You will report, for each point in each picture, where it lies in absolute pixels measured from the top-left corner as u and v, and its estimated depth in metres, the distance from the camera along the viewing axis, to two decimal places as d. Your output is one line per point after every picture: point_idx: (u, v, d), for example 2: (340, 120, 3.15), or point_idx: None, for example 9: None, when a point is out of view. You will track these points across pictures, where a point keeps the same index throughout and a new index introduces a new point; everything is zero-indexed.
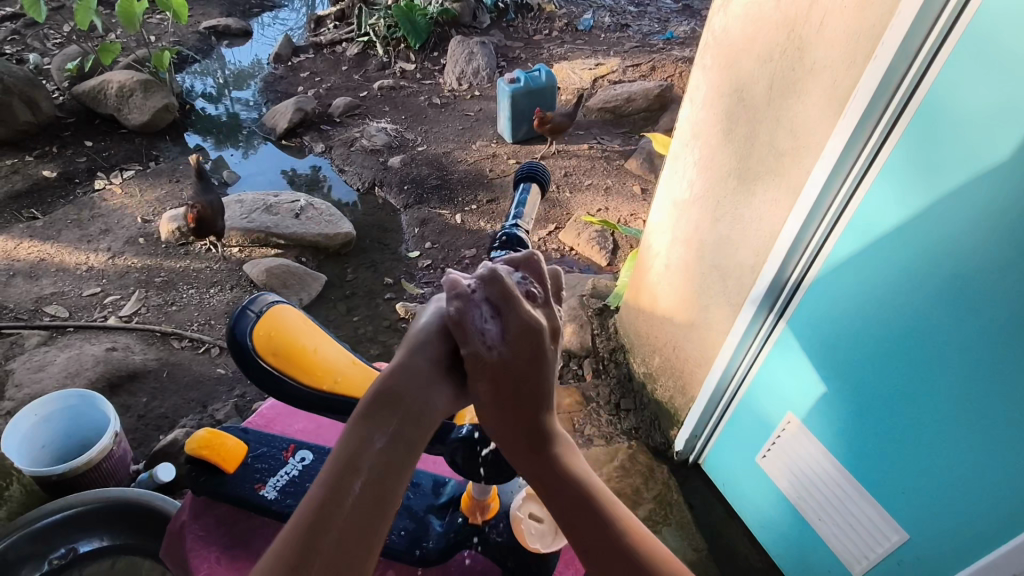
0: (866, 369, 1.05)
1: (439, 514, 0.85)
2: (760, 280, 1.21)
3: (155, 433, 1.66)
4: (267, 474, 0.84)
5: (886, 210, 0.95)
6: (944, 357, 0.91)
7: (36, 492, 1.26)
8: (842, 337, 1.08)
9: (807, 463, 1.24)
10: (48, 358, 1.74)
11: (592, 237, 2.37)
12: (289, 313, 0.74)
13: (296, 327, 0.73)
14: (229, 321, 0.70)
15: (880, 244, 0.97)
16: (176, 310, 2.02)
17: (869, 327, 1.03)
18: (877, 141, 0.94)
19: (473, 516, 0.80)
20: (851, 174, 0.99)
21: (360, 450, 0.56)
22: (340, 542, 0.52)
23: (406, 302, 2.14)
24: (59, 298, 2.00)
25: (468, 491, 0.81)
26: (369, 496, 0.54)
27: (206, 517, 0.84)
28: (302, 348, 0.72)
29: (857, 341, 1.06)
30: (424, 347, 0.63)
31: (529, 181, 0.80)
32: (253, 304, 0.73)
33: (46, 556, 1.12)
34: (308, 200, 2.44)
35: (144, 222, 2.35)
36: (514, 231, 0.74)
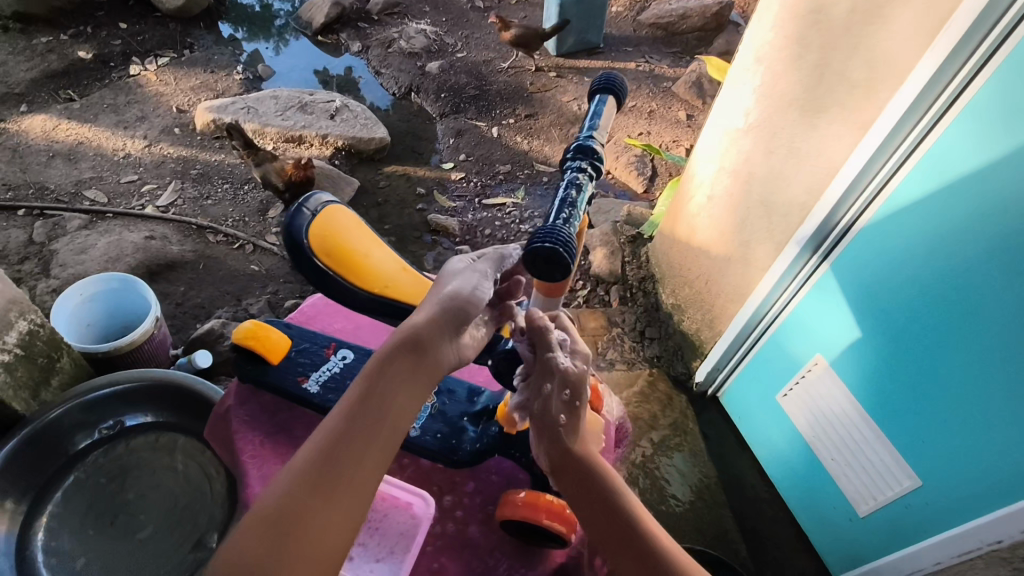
0: (901, 316, 1.05)
1: (473, 422, 0.89)
2: (809, 221, 1.18)
3: (193, 321, 1.72)
4: (309, 367, 0.87)
5: (957, 155, 0.90)
6: (984, 309, 0.90)
7: (84, 368, 1.33)
8: (886, 284, 1.06)
9: (828, 405, 1.26)
10: (90, 241, 1.79)
11: (631, 161, 2.31)
12: (342, 214, 0.75)
13: (348, 229, 0.75)
14: (285, 219, 0.72)
15: (943, 190, 0.93)
16: (212, 203, 2.03)
17: (908, 276, 1.02)
18: (965, 77, 0.87)
19: (507, 425, 0.83)
20: (928, 112, 0.93)
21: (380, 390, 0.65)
22: (357, 469, 0.61)
23: (438, 215, 2.14)
24: (98, 183, 2.01)
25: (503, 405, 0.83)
26: (381, 434, 0.64)
27: (248, 404, 0.87)
28: (354, 250, 0.74)
29: (899, 290, 1.04)
30: (456, 307, 0.68)
31: (606, 93, 0.73)
32: (307, 204, 0.75)
33: (96, 425, 1.21)
34: (344, 100, 2.40)
35: (179, 112, 2.33)
36: (586, 145, 0.69)
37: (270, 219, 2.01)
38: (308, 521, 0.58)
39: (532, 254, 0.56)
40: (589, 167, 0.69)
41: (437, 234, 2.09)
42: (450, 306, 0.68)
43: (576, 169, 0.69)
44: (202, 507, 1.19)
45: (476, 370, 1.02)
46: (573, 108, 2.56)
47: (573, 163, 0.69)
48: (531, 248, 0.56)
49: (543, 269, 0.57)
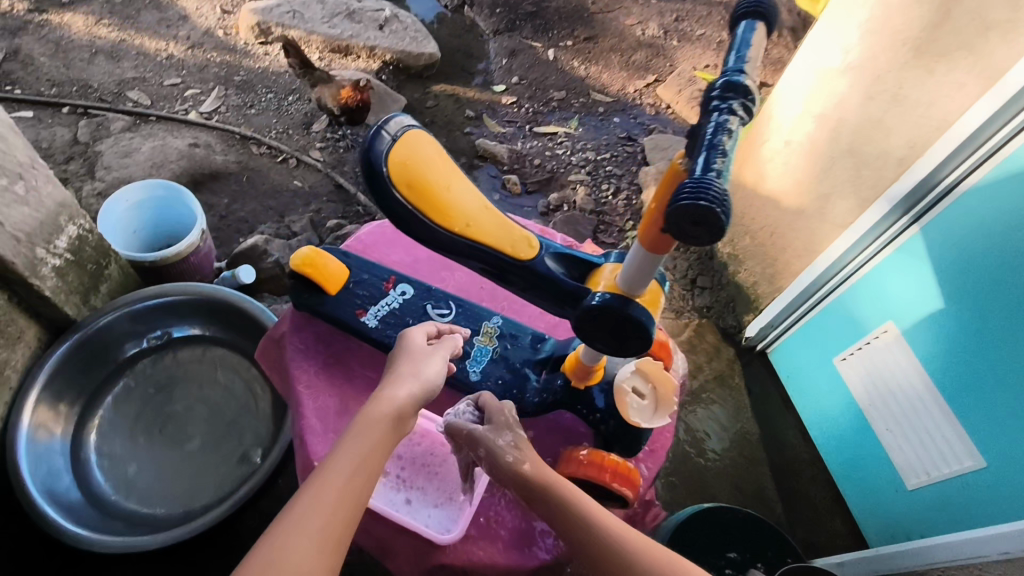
0: (998, 288, 0.96)
1: (536, 370, 0.82)
2: (906, 177, 1.08)
3: (236, 235, 1.70)
4: (366, 301, 0.83)
5: None
6: None
7: (131, 275, 1.32)
8: (984, 254, 0.97)
9: (892, 374, 1.19)
10: (134, 145, 1.75)
11: (695, 96, 2.16)
12: (423, 140, 0.66)
13: (429, 157, 0.65)
14: (363, 143, 0.64)
15: None
16: (255, 113, 1.96)
17: (1014, 245, 0.92)
18: None
19: (576, 380, 0.77)
20: None
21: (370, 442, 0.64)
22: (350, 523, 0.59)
23: (486, 140, 2.05)
24: (141, 84, 1.95)
25: (573, 357, 0.76)
26: (371, 490, 0.63)
27: (302, 330, 0.84)
28: (434, 185, 0.65)
29: (998, 262, 0.95)
30: (430, 382, 0.72)
31: (756, 15, 0.51)
32: (387, 125, 0.65)
33: (146, 334, 1.22)
34: (393, 10, 2.25)
35: (223, 12, 2.22)
36: (737, 77, 0.48)
37: (314, 133, 1.93)
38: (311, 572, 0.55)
39: (676, 212, 0.41)
40: (741, 105, 0.48)
41: (483, 161, 2.01)
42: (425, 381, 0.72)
43: (722, 104, 0.48)
44: (247, 423, 1.21)
45: (540, 314, 0.91)
46: (635, 33, 2.38)
47: (718, 98, 0.49)
48: (678, 203, 0.41)
49: (686, 231, 0.42)
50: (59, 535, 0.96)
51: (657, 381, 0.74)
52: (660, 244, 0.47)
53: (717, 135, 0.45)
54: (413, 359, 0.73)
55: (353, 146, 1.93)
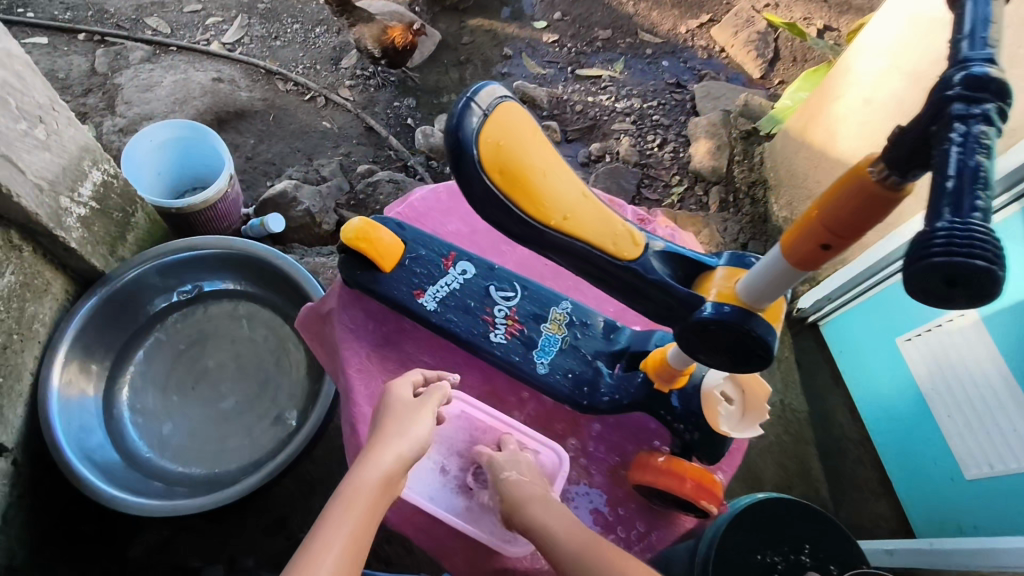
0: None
1: (610, 363, 0.76)
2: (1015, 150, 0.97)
3: (263, 179, 1.62)
4: (424, 280, 0.78)
5: None
6: None
7: (160, 224, 1.25)
8: None
9: (962, 361, 1.12)
10: (155, 78, 1.65)
11: (752, 39, 1.99)
12: (516, 117, 0.58)
13: (522, 136, 0.57)
14: (449, 118, 0.57)
15: None
16: (280, 45, 1.83)
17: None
18: None
19: (659, 382, 0.70)
20: None
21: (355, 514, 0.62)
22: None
23: (525, 82, 1.91)
24: (160, 10, 1.82)
25: (657, 357, 0.69)
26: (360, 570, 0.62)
27: (353, 309, 0.80)
28: (525, 167, 0.57)
29: None
30: (418, 445, 0.68)
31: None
32: (476, 96, 0.57)
33: (175, 288, 1.16)
34: None
35: None
36: (983, 70, 0.33)
37: (343, 69, 1.82)
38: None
39: (919, 270, 0.32)
40: (995, 107, 0.33)
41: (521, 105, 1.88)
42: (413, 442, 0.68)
43: (969, 110, 0.33)
44: (281, 382, 1.16)
45: (606, 298, 0.85)
46: None
47: (960, 100, 0.33)
48: (928, 261, 0.32)
49: (937, 292, 0.32)
50: (93, 494, 0.93)
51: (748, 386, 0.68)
52: (812, 261, 0.41)
53: (971, 158, 0.32)
54: (399, 421, 0.69)
55: (384, 85, 1.82)
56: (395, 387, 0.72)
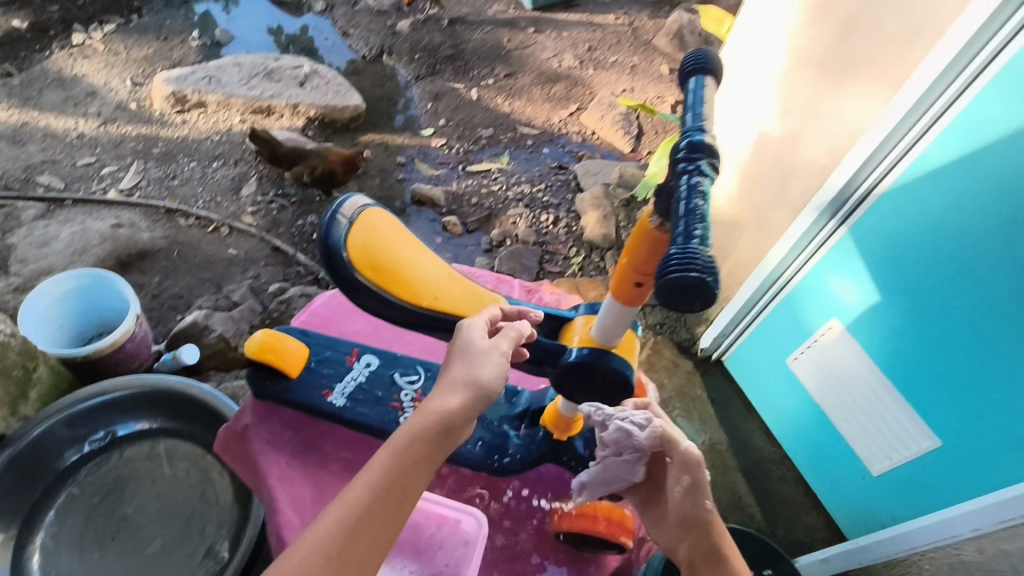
0: (927, 283, 1.01)
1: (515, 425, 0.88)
2: (827, 185, 1.12)
3: (172, 313, 1.62)
4: (334, 379, 0.86)
5: (995, 116, 0.84)
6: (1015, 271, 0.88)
7: (64, 374, 1.24)
8: (909, 246, 1.02)
9: (841, 368, 1.23)
10: (50, 232, 1.65)
11: (618, 120, 2.24)
12: (378, 222, 0.80)
13: (384, 236, 0.79)
14: (323, 230, 0.76)
15: (976, 154, 0.88)
16: (179, 184, 1.89)
17: (931, 240, 0.98)
18: (1007, 34, 0.80)
19: (558, 433, 0.83)
20: (961, 73, 0.86)
21: (413, 449, 0.62)
22: (374, 560, 0.56)
23: (421, 185, 2.04)
24: (51, 167, 1.85)
25: (554, 409, 0.82)
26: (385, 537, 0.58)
27: (273, 419, 0.88)
28: (395, 262, 0.79)
29: (922, 250, 1.00)
30: (467, 396, 0.66)
31: (704, 76, 0.54)
32: (342, 211, 0.78)
33: (86, 438, 1.13)
34: (313, 65, 2.20)
35: (133, 83, 2.12)
36: (698, 141, 0.48)
37: (245, 197, 1.89)
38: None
39: (665, 284, 0.41)
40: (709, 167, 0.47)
41: (420, 205, 2.00)
42: (481, 377, 0.68)
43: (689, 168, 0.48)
44: (208, 512, 1.13)
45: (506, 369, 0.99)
46: (553, 66, 2.46)
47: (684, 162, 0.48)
48: (665, 277, 0.41)
49: (678, 300, 0.41)
50: None
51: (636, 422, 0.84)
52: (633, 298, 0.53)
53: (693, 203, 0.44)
54: (465, 361, 0.67)
55: (286, 206, 1.89)
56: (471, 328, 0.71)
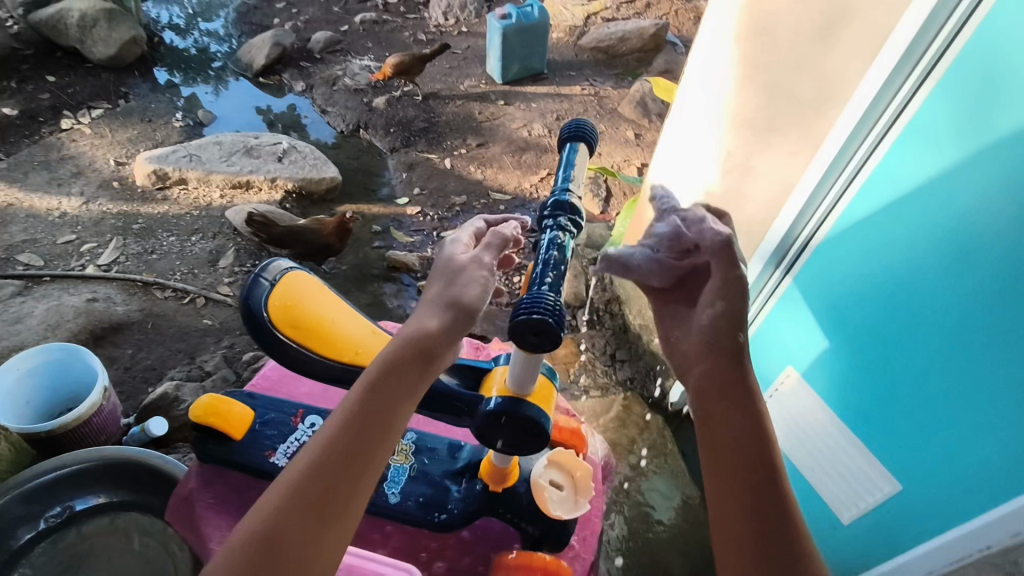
0: (873, 328, 1.02)
1: (456, 480, 0.95)
2: (768, 237, 1.18)
3: (144, 385, 1.62)
4: (275, 441, 0.92)
5: (911, 162, 0.90)
6: (942, 306, 0.89)
7: (25, 449, 1.24)
8: (849, 288, 1.05)
9: (801, 416, 1.22)
10: (25, 309, 1.67)
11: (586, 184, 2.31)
12: (299, 291, 0.90)
13: (306, 303, 0.90)
14: (245, 299, 0.86)
15: (897, 198, 0.93)
16: (157, 258, 1.93)
17: (873, 282, 1.00)
18: (908, 92, 0.88)
19: (494, 485, 0.89)
20: (876, 126, 0.93)
21: (391, 378, 0.68)
22: (356, 492, 0.64)
23: (396, 251, 2.09)
24: (31, 246, 1.89)
25: (489, 462, 0.88)
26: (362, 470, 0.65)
27: (218, 483, 0.91)
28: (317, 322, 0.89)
29: (860, 292, 1.03)
30: (430, 324, 0.71)
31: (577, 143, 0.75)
32: (264, 282, 0.89)
33: (42, 515, 1.12)
34: (291, 141, 2.32)
35: (117, 163, 2.22)
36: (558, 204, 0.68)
37: (221, 269, 1.93)
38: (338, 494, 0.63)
39: (519, 326, 0.54)
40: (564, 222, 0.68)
41: (395, 271, 2.04)
42: (455, 303, 0.71)
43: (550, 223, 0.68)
44: None
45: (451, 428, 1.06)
46: (523, 134, 2.58)
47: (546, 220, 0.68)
48: (517, 320, 0.53)
49: (531, 339, 0.54)
50: None
51: (570, 471, 0.89)
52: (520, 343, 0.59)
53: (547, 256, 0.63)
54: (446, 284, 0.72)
55: None
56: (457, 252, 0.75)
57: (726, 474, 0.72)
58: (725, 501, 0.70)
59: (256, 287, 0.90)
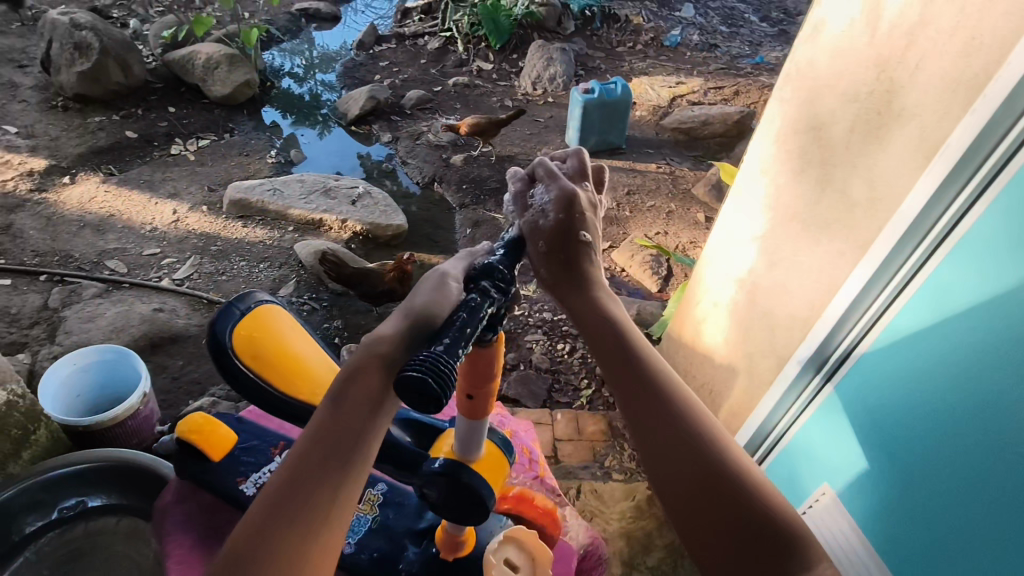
0: (914, 459, 0.86)
1: (416, 541, 0.90)
2: (809, 339, 1.08)
3: (186, 398, 1.68)
4: (249, 468, 0.93)
5: (967, 272, 0.77)
6: (997, 439, 0.73)
7: (63, 441, 1.31)
8: (891, 403, 0.90)
9: (833, 542, 1.04)
10: (99, 310, 1.81)
11: (647, 260, 2.26)
12: (266, 321, 0.89)
13: (271, 333, 0.88)
14: (211, 328, 0.84)
15: (948, 309, 0.80)
16: (224, 279, 2.06)
17: (917, 398, 0.85)
18: (969, 198, 0.78)
19: (444, 551, 0.84)
20: (934, 229, 0.83)
21: (355, 399, 0.58)
22: (320, 514, 0.52)
23: None
24: (121, 254, 2.07)
25: (443, 527, 0.84)
26: (330, 489, 0.53)
27: (188, 501, 0.92)
28: (279, 357, 0.87)
29: (903, 410, 0.88)
30: (400, 326, 0.62)
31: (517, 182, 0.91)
32: (236, 306, 0.88)
33: (57, 505, 1.16)
34: (367, 187, 2.46)
35: (210, 190, 2.42)
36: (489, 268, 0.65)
37: (279, 297, 2.02)
38: (307, 541, 0.51)
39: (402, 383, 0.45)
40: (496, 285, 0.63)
41: None
42: (417, 310, 0.63)
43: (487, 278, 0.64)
44: None
45: None
46: None
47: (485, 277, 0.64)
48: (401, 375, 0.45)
49: (413, 402, 0.45)
50: None
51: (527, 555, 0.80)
52: (474, 410, 0.60)
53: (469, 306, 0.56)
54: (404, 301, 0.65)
55: (315, 310, 2.00)
56: (440, 264, 0.69)
57: (621, 377, 0.71)
58: (633, 402, 0.68)
59: (225, 315, 0.86)
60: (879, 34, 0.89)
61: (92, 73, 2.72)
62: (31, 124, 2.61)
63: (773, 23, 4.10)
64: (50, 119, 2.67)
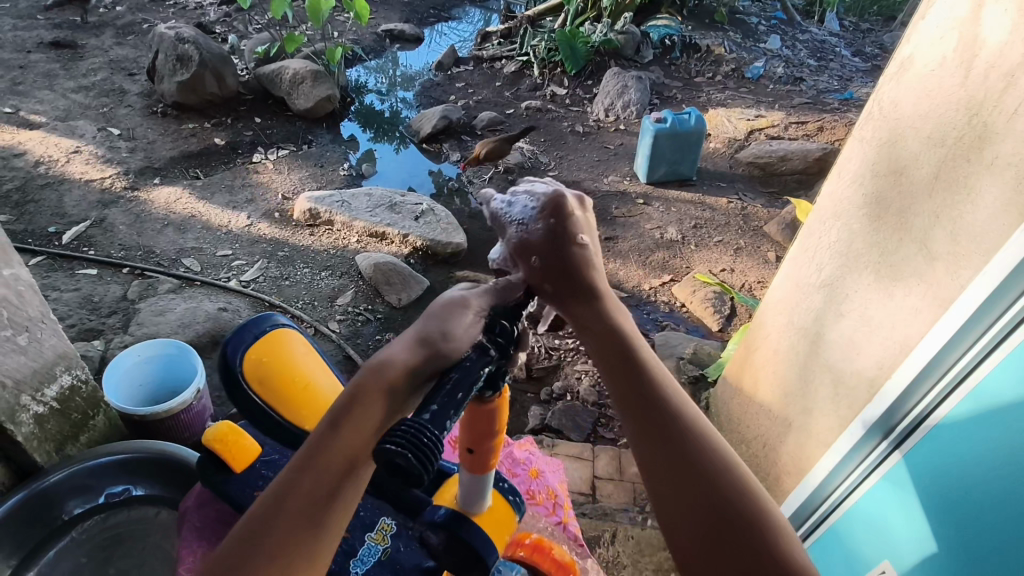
0: (1002, 550, 0.74)
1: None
2: (878, 399, 0.97)
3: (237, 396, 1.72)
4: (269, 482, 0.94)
5: None
6: None
7: (118, 428, 1.38)
8: (977, 485, 0.78)
9: None
10: (170, 304, 1.90)
11: (708, 297, 2.16)
12: (279, 340, 1.01)
13: (280, 352, 1.00)
14: (224, 346, 0.98)
15: None
16: (288, 284, 2.13)
17: (1012, 481, 0.73)
18: None
19: None
20: None
21: (349, 426, 0.60)
22: (304, 536, 0.57)
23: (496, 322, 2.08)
24: (197, 253, 2.19)
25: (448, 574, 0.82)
26: (313, 514, 0.58)
27: (209, 506, 0.97)
28: (285, 377, 0.97)
29: (991, 494, 0.76)
30: (404, 351, 0.63)
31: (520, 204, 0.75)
32: (254, 327, 1.01)
33: (103, 491, 1.22)
34: (431, 205, 2.50)
35: (284, 198, 2.53)
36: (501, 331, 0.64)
37: (337, 306, 2.06)
38: (301, 551, 0.57)
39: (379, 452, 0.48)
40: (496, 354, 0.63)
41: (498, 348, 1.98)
42: (429, 335, 0.63)
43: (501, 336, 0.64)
44: None
45: None
46: (655, 236, 2.52)
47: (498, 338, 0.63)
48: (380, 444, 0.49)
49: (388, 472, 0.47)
50: None
51: None
52: (475, 463, 0.68)
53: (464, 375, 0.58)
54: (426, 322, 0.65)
55: (370, 321, 2.02)
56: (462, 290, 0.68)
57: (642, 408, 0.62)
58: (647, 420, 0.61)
59: (240, 336, 0.99)
60: (974, 74, 0.83)
61: (190, 82, 2.91)
62: (133, 128, 2.83)
63: (865, 58, 3.91)
64: (151, 124, 2.88)
